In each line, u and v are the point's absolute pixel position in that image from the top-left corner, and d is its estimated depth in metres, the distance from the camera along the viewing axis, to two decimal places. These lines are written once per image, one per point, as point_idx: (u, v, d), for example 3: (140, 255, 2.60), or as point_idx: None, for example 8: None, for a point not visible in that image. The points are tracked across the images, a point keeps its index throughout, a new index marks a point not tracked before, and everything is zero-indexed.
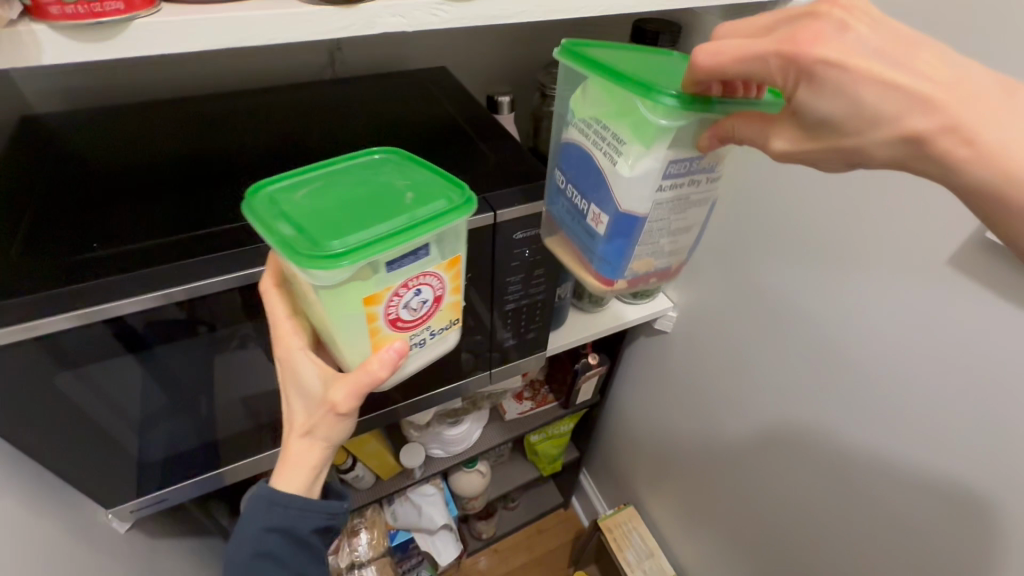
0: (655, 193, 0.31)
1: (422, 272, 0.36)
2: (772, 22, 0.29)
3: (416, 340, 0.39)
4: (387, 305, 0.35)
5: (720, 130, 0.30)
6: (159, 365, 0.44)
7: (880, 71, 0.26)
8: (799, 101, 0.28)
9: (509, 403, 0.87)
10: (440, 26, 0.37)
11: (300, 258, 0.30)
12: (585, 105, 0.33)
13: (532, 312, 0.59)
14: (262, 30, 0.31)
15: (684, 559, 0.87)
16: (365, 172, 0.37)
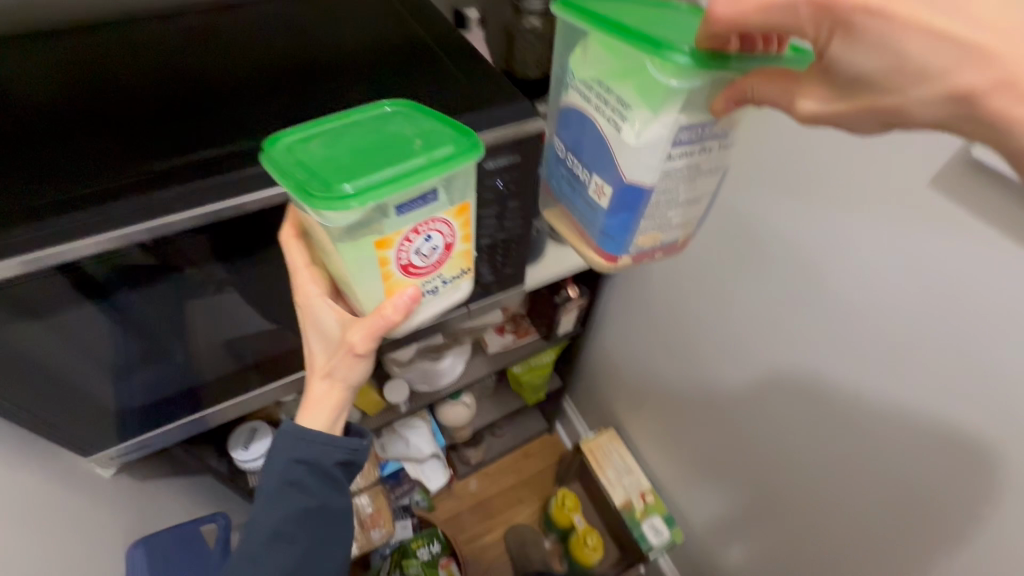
0: (662, 163, 0.33)
1: (432, 218, 0.35)
2: None
3: (429, 288, 0.39)
4: (398, 249, 0.34)
5: (736, 90, 0.30)
6: (124, 311, 0.42)
7: (929, 20, 0.25)
8: (832, 55, 0.27)
9: (491, 337, 0.88)
10: None
11: (314, 200, 0.29)
12: (588, 68, 0.34)
13: (509, 246, 0.58)
14: None
15: (662, 474, 0.94)
16: (370, 114, 0.35)
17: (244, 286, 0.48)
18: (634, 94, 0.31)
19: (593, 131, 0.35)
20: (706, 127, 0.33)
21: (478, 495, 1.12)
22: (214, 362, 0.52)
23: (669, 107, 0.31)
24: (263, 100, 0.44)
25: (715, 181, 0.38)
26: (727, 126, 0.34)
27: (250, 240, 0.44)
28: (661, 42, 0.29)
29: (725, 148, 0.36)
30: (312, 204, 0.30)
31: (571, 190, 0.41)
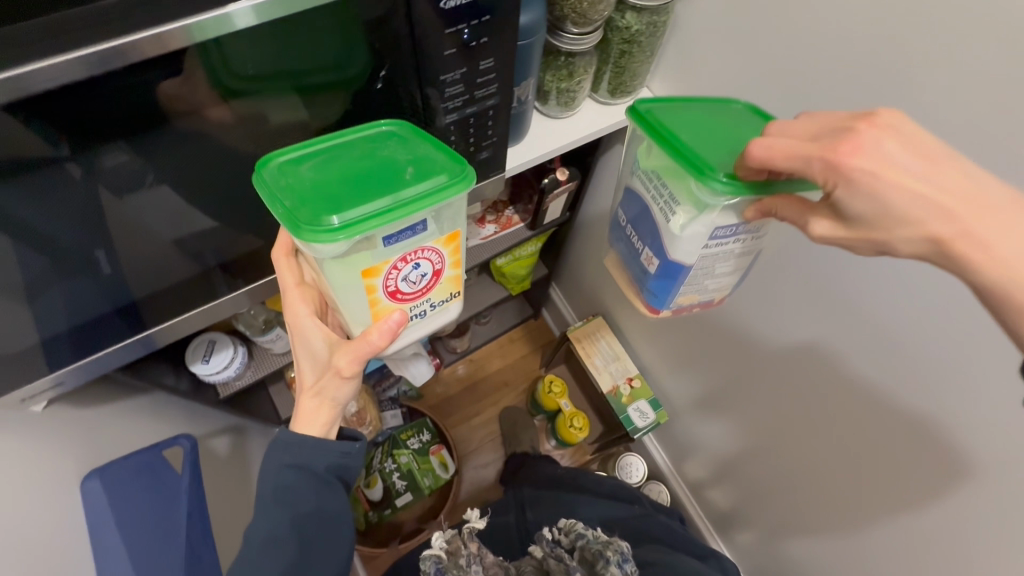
0: (700, 250, 0.42)
1: (421, 248, 0.40)
2: (819, 129, 0.36)
3: (417, 310, 0.44)
4: (385, 277, 0.39)
5: (765, 205, 0.39)
6: (7, 218, 0.36)
7: (908, 184, 0.33)
8: (836, 197, 0.35)
9: (471, 229, 0.82)
10: None
11: (302, 232, 0.34)
12: (651, 159, 0.44)
13: (482, 121, 0.53)
14: None
15: (649, 362, 1.00)
16: (370, 145, 0.39)
17: (177, 181, 0.43)
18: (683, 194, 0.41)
19: (649, 218, 0.45)
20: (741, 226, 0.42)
21: (466, 379, 1.18)
22: (164, 260, 0.49)
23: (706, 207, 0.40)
24: None
25: (749, 259, 0.47)
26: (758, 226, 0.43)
27: (134, 122, 0.36)
28: (706, 168, 0.39)
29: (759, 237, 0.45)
30: (300, 237, 0.34)
31: (626, 255, 0.50)
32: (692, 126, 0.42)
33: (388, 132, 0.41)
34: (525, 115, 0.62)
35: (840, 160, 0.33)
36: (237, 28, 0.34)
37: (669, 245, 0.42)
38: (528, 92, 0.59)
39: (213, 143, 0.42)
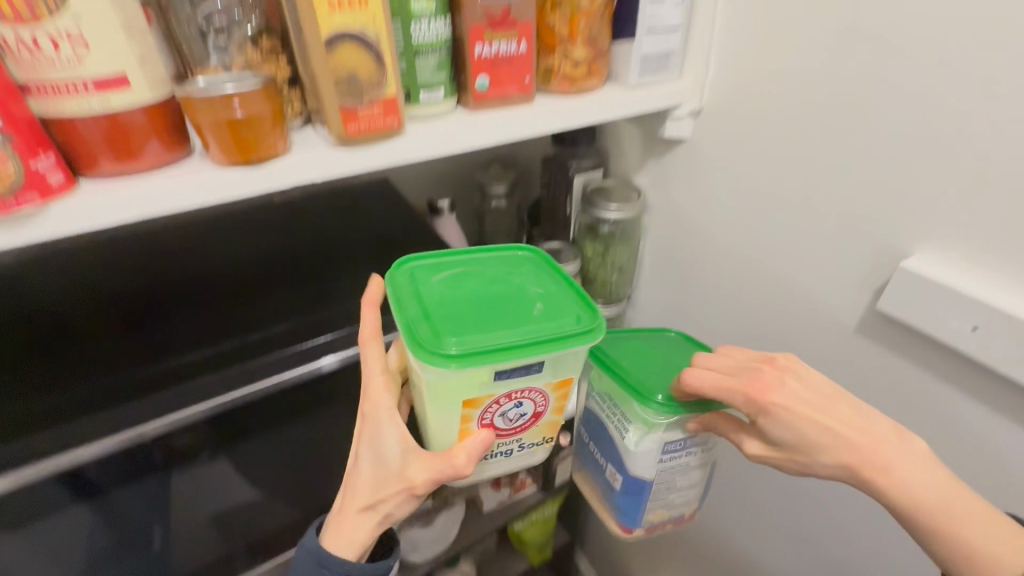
0: (657, 462, 0.64)
1: (527, 388, 0.52)
2: (735, 367, 0.57)
3: (506, 447, 0.56)
4: (483, 407, 0.51)
5: (707, 423, 0.61)
6: (107, 506, 0.56)
7: (814, 417, 0.52)
8: (761, 424, 0.55)
9: (486, 492, 0.85)
10: (348, 169, 0.52)
11: (426, 354, 0.47)
12: (603, 383, 0.69)
13: None
14: (200, 190, 0.46)
15: None
16: (501, 274, 0.57)
17: (242, 463, 0.64)
18: (633, 420, 0.64)
19: (611, 440, 0.68)
20: (687, 441, 0.64)
21: None
22: (202, 536, 0.64)
23: (653, 429, 0.63)
24: (284, 314, 0.66)
25: (704, 471, 0.68)
26: (702, 440, 0.65)
27: (217, 436, 0.61)
28: (646, 394, 0.61)
29: (704, 453, 0.66)
30: (420, 355, 0.47)
31: (593, 466, 0.74)
32: (639, 360, 0.67)
33: (522, 259, 0.60)
34: None
35: (756, 396, 0.54)
36: (323, 371, 0.66)
37: (628, 458, 0.64)
38: None
39: (298, 430, 0.68)
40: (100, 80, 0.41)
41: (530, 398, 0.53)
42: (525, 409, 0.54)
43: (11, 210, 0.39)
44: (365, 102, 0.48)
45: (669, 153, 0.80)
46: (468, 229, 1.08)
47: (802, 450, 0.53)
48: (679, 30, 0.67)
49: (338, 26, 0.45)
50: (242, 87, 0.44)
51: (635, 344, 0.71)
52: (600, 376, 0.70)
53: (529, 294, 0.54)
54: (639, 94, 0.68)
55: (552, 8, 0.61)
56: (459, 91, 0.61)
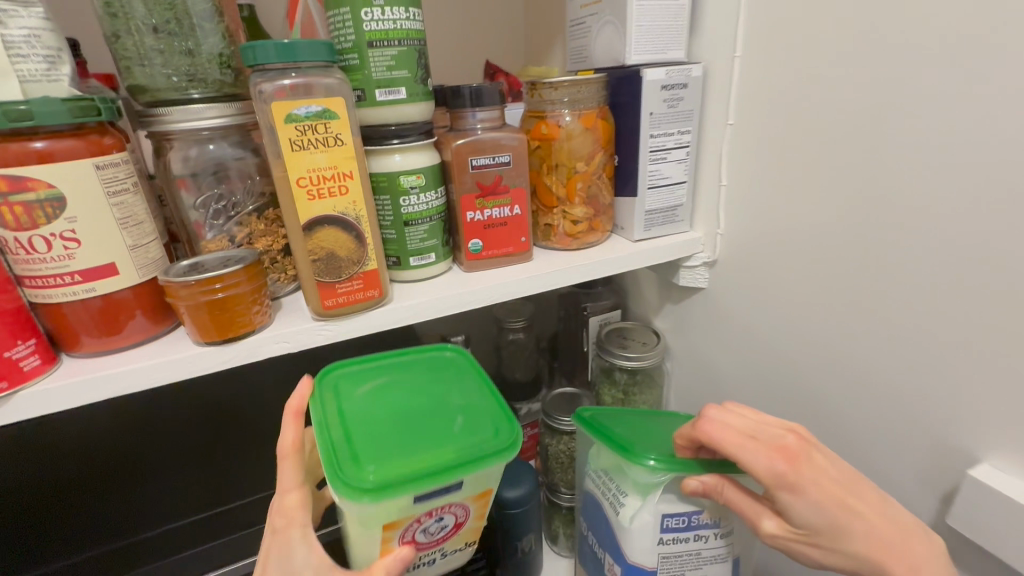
0: (659, 542, 0.57)
1: (449, 504, 0.47)
2: (753, 427, 0.52)
3: (429, 558, 0.51)
4: (404, 528, 0.46)
5: (714, 486, 0.53)
6: None
7: (835, 480, 0.49)
8: (784, 498, 0.49)
9: None
10: (328, 339, 0.50)
11: (340, 486, 0.41)
12: (602, 458, 0.64)
13: None
14: (172, 370, 0.46)
15: None
16: (426, 382, 0.53)
17: None
18: (632, 486, 0.58)
19: (609, 520, 0.62)
20: (692, 517, 0.57)
21: None
22: None
23: (652, 492, 0.57)
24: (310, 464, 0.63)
25: (726, 565, 0.59)
26: (715, 519, 0.57)
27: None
28: (642, 454, 0.56)
29: (718, 539, 0.58)
30: (335, 488, 0.41)
31: (594, 561, 0.67)
32: (641, 429, 0.63)
33: (448, 358, 0.56)
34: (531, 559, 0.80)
35: (793, 460, 0.49)
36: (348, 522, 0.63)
37: (626, 538, 0.58)
38: (530, 542, 0.79)
39: None
40: (88, 272, 0.43)
41: (452, 511, 0.48)
42: (447, 521, 0.49)
43: None
44: (345, 279, 0.48)
45: (686, 299, 0.75)
46: (485, 360, 1.05)
47: (828, 535, 0.48)
48: (684, 184, 0.65)
49: (318, 215, 0.45)
50: (222, 271, 0.45)
51: (635, 417, 0.66)
52: (599, 451, 0.64)
53: (451, 405, 0.50)
54: (646, 248, 0.65)
55: (548, 173, 0.61)
56: (453, 251, 0.61)
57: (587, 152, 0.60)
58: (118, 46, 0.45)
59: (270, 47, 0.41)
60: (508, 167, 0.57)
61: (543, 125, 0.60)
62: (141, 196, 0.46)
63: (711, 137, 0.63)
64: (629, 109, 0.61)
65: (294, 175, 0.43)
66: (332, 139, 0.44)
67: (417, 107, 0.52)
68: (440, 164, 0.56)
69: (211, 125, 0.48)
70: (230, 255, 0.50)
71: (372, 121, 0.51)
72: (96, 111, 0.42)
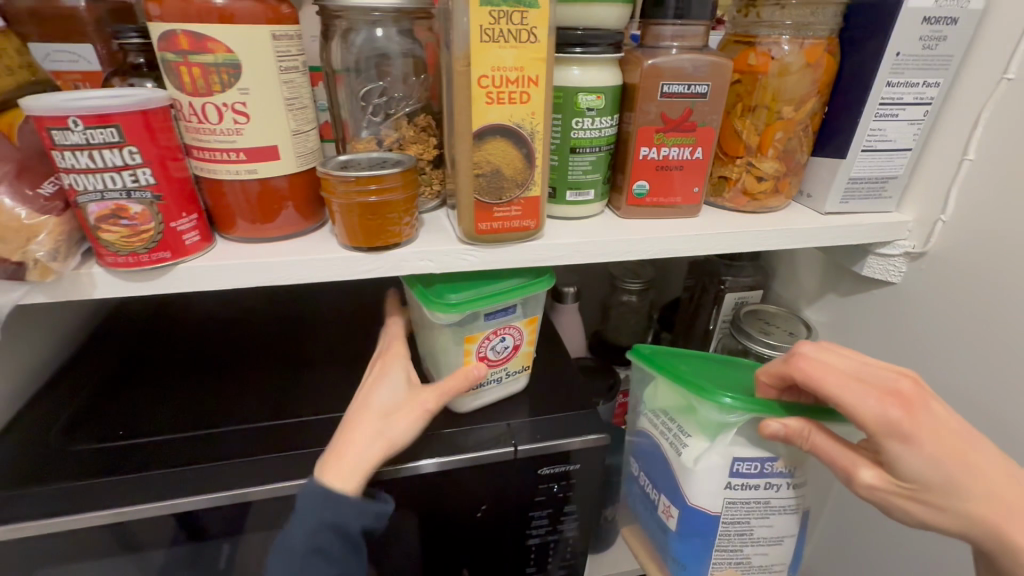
0: (724, 486, 0.48)
1: (508, 325, 0.52)
2: (851, 366, 0.42)
3: (498, 377, 0.56)
4: (479, 345, 0.51)
5: (798, 430, 0.44)
6: None
7: (954, 433, 0.38)
8: (889, 450, 0.39)
9: None
10: (470, 266, 0.46)
11: (430, 304, 0.47)
12: (658, 398, 0.54)
13: (558, 549, 0.62)
14: (316, 270, 0.44)
15: None
16: None
17: None
18: (697, 425, 0.50)
19: (662, 463, 0.53)
20: (767, 461, 0.48)
21: None
22: None
23: (723, 433, 0.48)
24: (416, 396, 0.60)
25: (797, 519, 0.51)
26: (789, 467, 0.49)
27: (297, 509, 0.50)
28: (713, 392, 0.48)
29: (792, 488, 0.50)
30: (427, 306, 0.47)
31: (641, 510, 0.58)
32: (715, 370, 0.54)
33: None
34: (612, 527, 0.76)
35: (908, 405, 0.39)
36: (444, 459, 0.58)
37: (684, 480, 0.49)
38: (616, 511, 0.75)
39: None
40: (252, 151, 0.40)
41: (514, 332, 0.53)
42: (509, 342, 0.53)
43: (139, 265, 0.39)
44: (504, 202, 0.43)
45: (860, 293, 0.63)
46: (588, 317, 0.99)
47: (946, 498, 0.38)
48: (908, 152, 0.52)
49: (492, 124, 0.40)
50: (381, 172, 0.41)
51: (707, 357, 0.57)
52: (657, 391, 0.55)
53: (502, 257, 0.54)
54: (838, 224, 0.54)
55: (741, 115, 0.51)
56: (612, 192, 0.54)
57: (799, 94, 0.49)
58: None
59: None
60: (703, 100, 0.47)
61: (750, 54, 0.49)
62: (307, 78, 0.43)
63: (966, 95, 0.49)
64: (864, 45, 0.49)
65: (476, 72, 0.37)
66: (525, 33, 0.37)
67: (615, 11, 0.43)
68: (622, 88, 0.48)
69: (386, 6, 0.42)
70: (386, 156, 0.45)
71: (561, 21, 0.44)
72: None
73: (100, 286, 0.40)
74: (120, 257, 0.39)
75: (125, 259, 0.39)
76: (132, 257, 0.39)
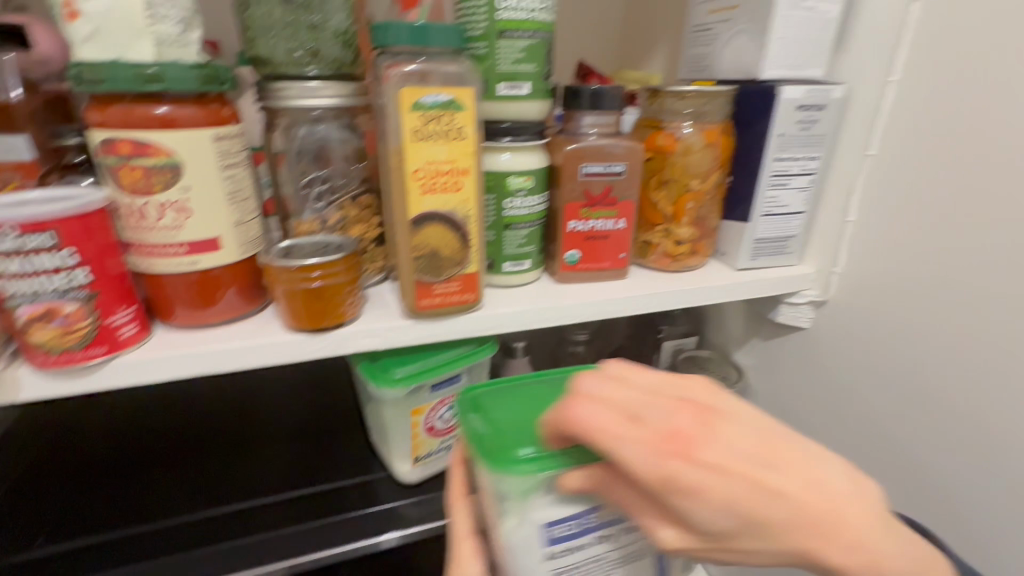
0: (542, 562, 0.39)
1: (454, 394, 0.55)
2: (617, 392, 0.36)
3: (446, 446, 0.57)
4: (427, 417, 0.53)
5: (598, 482, 0.37)
6: None
7: (738, 464, 0.32)
8: (674, 499, 0.33)
9: None
10: (413, 340, 0.48)
11: (376, 379, 0.48)
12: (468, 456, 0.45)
13: None
14: (258, 354, 0.44)
15: None
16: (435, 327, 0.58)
17: None
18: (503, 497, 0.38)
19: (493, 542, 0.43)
20: (586, 518, 0.39)
21: None
22: None
23: (530, 498, 0.38)
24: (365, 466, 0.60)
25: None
26: (607, 518, 0.39)
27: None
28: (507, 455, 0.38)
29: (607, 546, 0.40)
30: (374, 381, 0.48)
31: None
32: (494, 392, 0.46)
33: None
34: None
35: (679, 439, 0.33)
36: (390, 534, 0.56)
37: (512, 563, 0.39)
38: None
39: None
40: (192, 244, 0.42)
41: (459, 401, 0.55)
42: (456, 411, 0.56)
43: (71, 364, 0.39)
44: (444, 279, 0.46)
45: (778, 337, 0.69)
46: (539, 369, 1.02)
47: None
48: (801, 214, 0.60)
49: (428, 211, 0.43)
50: (324, 259, 0.43)
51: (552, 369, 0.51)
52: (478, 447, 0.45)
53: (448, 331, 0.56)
54: (750, 279, 0.60)
55: (656, 187, 0.57)
56: (546, 259, 0.58)
57: (704, 169, 0.55)
58: (246, 14, 0.43)
59: (403, 29, 0.39)
60: (620, 177, 0.53)
61: (659, 136, 0.55)
62: (249, 171, 0.45)
63: (841, 167, 0.58)
64: (753, 127, 0.56)
65: (411, 167, 0.41)
66: (455, 132, 0.41)
67: (537, 106, 0.48)
68: (548, 168, 0.53)
69: (325, 105, 0.46)
70: (330, 240, 0.48)
71: (488, 115, 0.48)
72: (221, 79, 0.40)
73: (25, 388, 0.39)
74: (50, 357, 0.38)
75: (56, 359, 0.38)
76: (63, 357, 0.38)
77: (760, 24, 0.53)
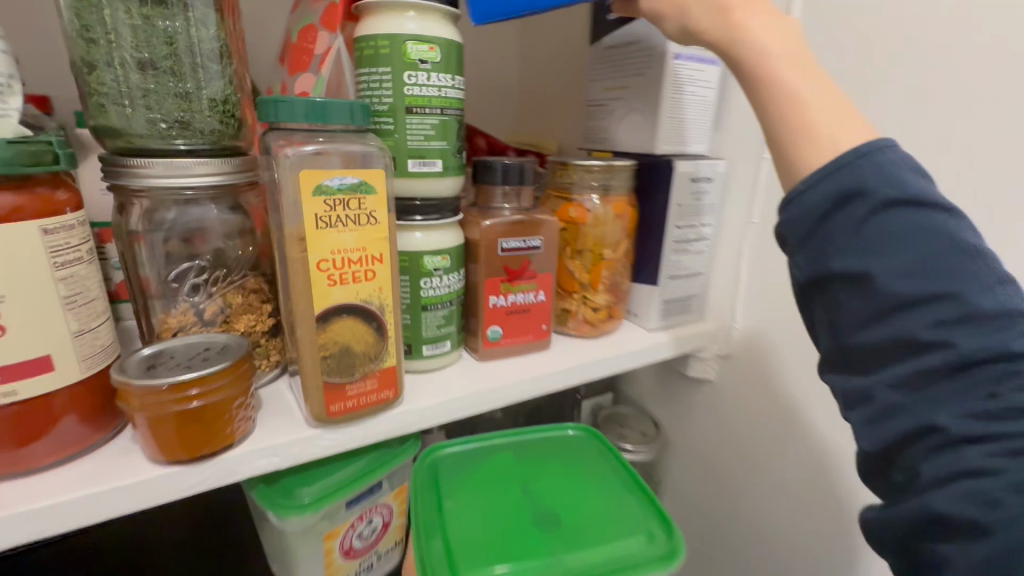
0: None
1: (375, 505, 0.47)
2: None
3: (364, 565, 0.48)
4: (343, 538, 0.45)
5: (317, 225, 0.35)
6: None
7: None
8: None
9: None
10: (321, 453, 0.40)
11: (277, 507, 0.39)
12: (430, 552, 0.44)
13: None
14: (111, 505, 0.34)
15: None
16: (540, 434, 0.58)
17: None
18: None
19: None
20: None
21: None
22: None
23: None
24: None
25: None
26: None
27: None
28: None
29: None
30: (276, 511, 0.39)
31: None
32: (467, 488, 0.51)
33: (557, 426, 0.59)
34: None
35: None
36: None
37: None
38: None
39: None
40: (11, 369, 0.31)
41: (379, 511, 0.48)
42: (374, 524, 0.48)
43: None
44: (358, 378, 0.40)
45: (689, 390, 0.72)
46: None
47: None
48: (700, 275, 0.64)
49: (336, 303, 0.37)
50: (203, 371, 0.35)
51: (531, 448, 0.57)
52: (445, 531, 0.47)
53: (536, 434, 0.58)
54: (663, 339, 0.62)
55: (571, 256, 0.57)
56: (466, 335, 0.54)
57: (615, 238, 0.57)
58: (93, 78, 0.35)
59: (299, 105, 0.34)
60: (538, 251, 0.52)
61: (571, 207, 0.56)
62: (95, 266, 0.36)
63: (727, 233, 0.62)
64: (654, 198, 0.60)
65: (315, 257, 0.36)
66: (364, 217, 0.37)
67: (450, 182, 0.45)
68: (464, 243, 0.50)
69: (201, 183, 0.39)
70: (210, 341, 0.39)
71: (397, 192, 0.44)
72: (52, 157, 0.32)
73: None
74: None
75: None
76: None
77: (651, 102, 0.57)
